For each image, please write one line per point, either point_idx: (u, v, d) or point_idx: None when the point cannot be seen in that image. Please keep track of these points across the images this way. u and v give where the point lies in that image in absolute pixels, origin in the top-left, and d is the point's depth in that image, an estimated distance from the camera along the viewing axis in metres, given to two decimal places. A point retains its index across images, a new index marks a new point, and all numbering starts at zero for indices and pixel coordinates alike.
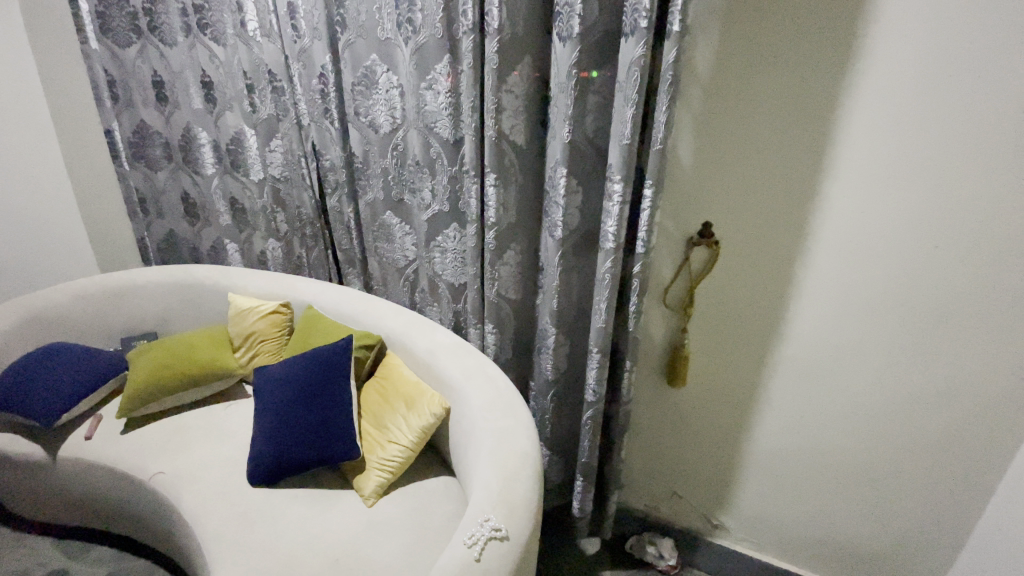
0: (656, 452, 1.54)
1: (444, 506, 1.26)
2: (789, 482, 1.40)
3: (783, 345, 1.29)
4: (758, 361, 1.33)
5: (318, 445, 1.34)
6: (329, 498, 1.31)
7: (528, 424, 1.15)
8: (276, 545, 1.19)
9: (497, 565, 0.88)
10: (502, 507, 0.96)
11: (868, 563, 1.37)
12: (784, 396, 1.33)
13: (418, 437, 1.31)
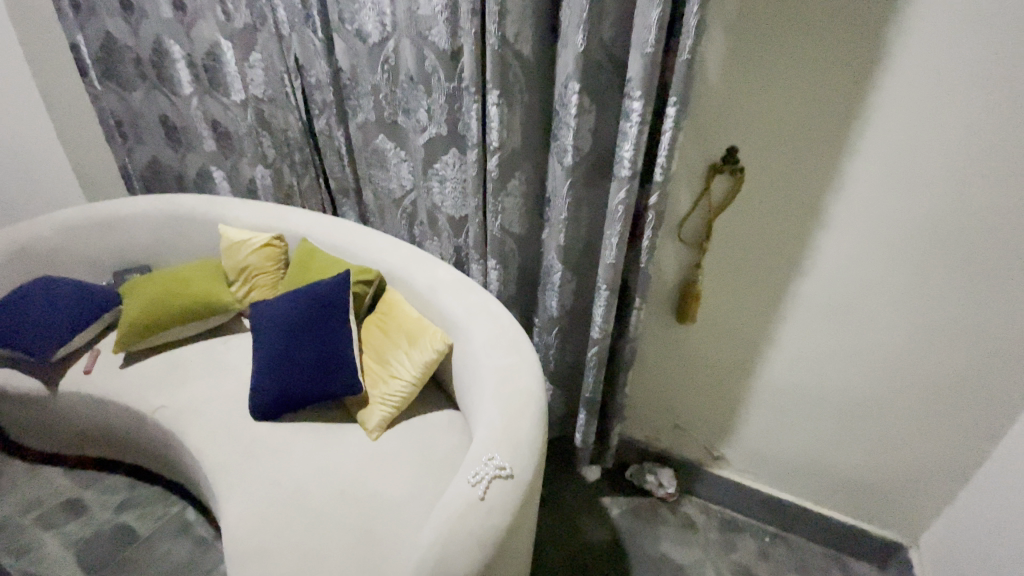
0: (660, 386, 1.53)
1: (449, 438, 1.25)
2: (794, 417, 1.39)
3: (802, 281, 1.22)
4: (773, 297, 1.27)
5: (319, 380, 1.31)
6: (332, 431, 1.31)
7: (533, 363, 1.12)
8: (281, 476, 1.19)
9: (502, 502, 0.87)
10: (507, 444, 0.94)
11: (866, 497, 1.38)
12: (797, 333, 1.29)
13: (421, 373, 1.28)
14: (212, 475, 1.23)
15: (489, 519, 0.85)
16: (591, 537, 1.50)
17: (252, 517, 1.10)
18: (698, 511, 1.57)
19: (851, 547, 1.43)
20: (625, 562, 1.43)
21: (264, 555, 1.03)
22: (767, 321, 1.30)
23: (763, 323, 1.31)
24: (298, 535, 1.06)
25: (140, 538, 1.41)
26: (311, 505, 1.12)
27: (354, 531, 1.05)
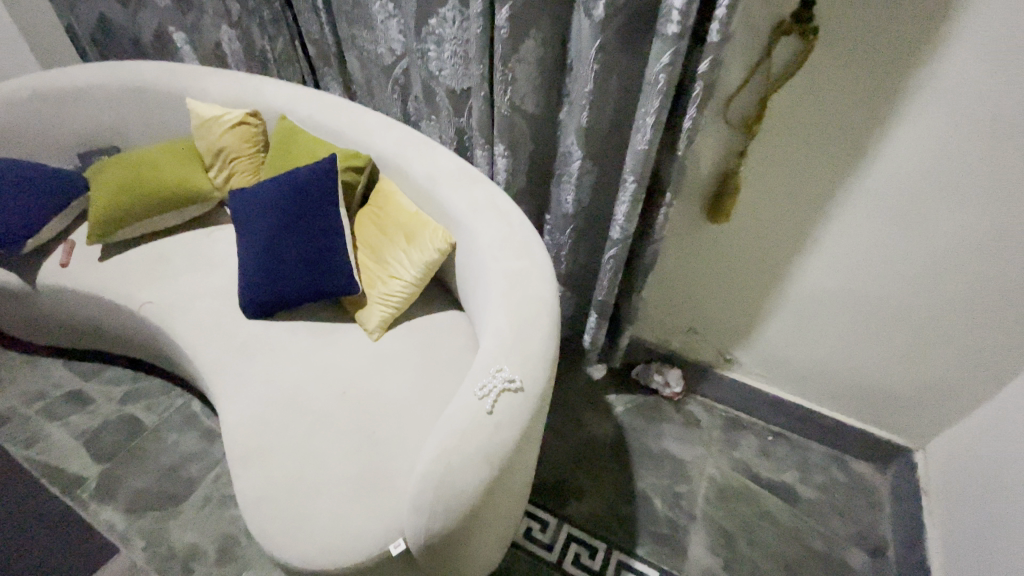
0: (678, 288, 1.42)
1: (452, 341, 1.17)
2: (819, 322, 1.30)
3: (863, 173, 1.05)
4: (824, 192, 1.10)
5: (311, 277, 1.20)
6: (328, 331, 1.22)
7: (545, 266, 0.99)
8: (276, 377, 1.13)
9: (511, 417, 0.80)
10: (516, 355, 0.85)
11: (880, 403, 1.34)
12: (844, 234, 1.14)
13: (422, 274, 1.17)
14: (206, 374, 1.18)
15: (499, 433, 0.78)
16: (593, 432, 1.49)
17: (249, 419, 1.06)
18: (702, 410, 1.55)
19: (853, 447, 1.43)
20: (627, 455, 1.44)
21: (265, 456, 0.99)
22: (811, 220, 1.15)
23: (806, 221, 1.16)
24: (299, 436, 1.01)
25: (149, 429, 1.42)
26: (310, 407, 1.06)
27: (355, 435, 1.01)
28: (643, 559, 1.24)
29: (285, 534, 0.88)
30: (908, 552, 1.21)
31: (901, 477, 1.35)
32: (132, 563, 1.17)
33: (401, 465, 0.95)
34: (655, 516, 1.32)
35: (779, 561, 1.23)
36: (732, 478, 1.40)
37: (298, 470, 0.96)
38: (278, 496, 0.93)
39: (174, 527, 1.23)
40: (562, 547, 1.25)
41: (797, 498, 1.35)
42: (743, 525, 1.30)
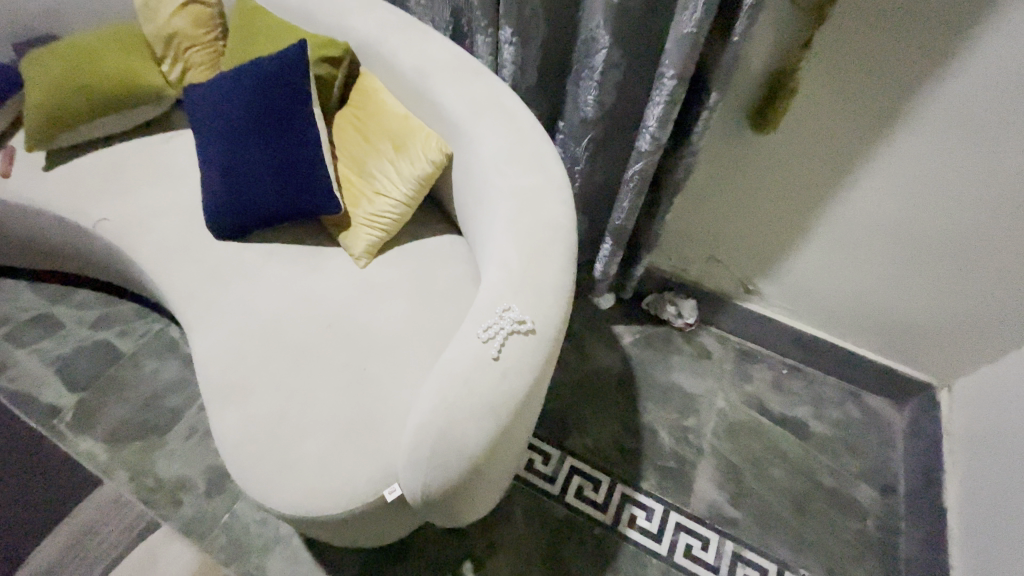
0: (704, 211, 1.26)
1: (450, 269, 1.03)
2: (861, 251, 1.16)
3: (951, 67, 0.86)
4: (896, 94, 0.92)
5: (286, 194, 1.03)
6: (308, 255, 1.07)
7: (561, 184, 0.83)
8: (252, 305, 1.00)
9: (522, 361, 0.68)
10: (527, 291, 0.72)
11: (910, 339, 1.25)
12: (911, 147, 0.97)
13: (415, 190, 1.00)
14: (174, 301, 1.06)
15: (509, 380, 0.67)
16: (599, 363, 1.40)
17: (224, 351, 0.94)
18: (716, 342, 1.46)
19: (872, 383, 1.36)
20: (634, 388, 1.36)
21: (243, 392, 0.88)
22: (874, 128, 0.97)
23: (868, 130, 0.98)
24: (280, 371, 0.90)
25: (125, 356, 1.33)
26: (292, 339, 0.94)
27: (343, 371, 0.89)
28: (647, 492, 1.20)
29: (269, 480, 0.80)
30: (920, 490, 1.18)
31: (919, 414, 1.29)
32: (119, 494, 1.13)
33: (395, 406, 0.85)
34: (661, 450, 1.26)
35: (787, 496, 1.20)
36: (742, 413, 1.33)
37: (280, 409, 0.86)
38: (260, 437, 0.83)
39: (160, 458, 1.18)
40: (565, 480, 1.21)
41: (809, 434, 1.30)
42: (751, 460, 1.25)
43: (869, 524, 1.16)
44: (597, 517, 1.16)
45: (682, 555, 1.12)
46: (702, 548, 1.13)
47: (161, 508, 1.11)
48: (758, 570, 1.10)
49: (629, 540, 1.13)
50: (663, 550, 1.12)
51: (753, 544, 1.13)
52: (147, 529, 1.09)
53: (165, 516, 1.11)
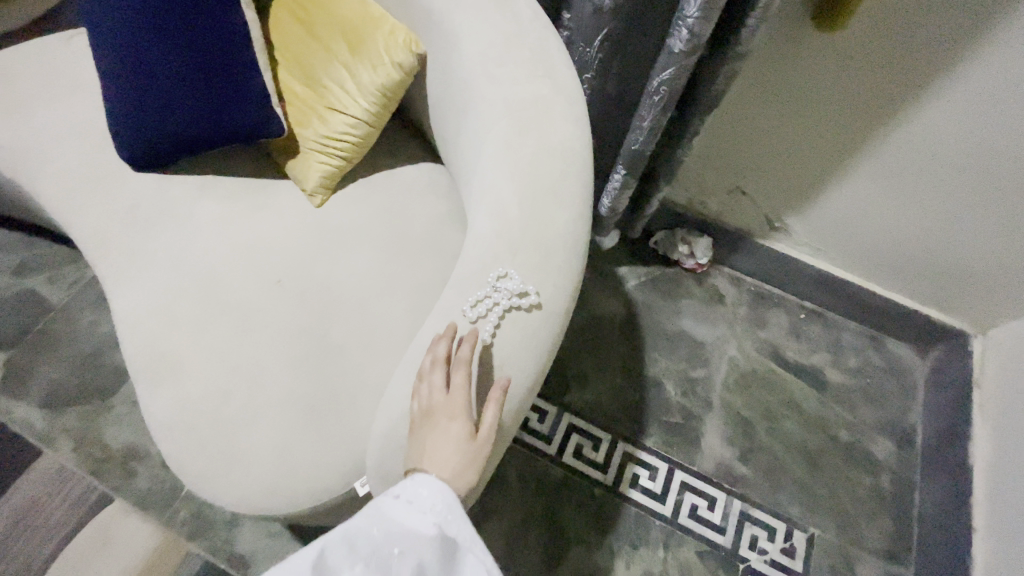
0: (737, 132, 1.05)
1: (429, 207, 0.83)
2: (916, 183, 0.98)
3: None
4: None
5: (211, 111, 0.79)
6: (250, 190, 0.86)
7: (572, 100, 0.67)
8: (183, 256, 0.80)
9: (533, 339, 0.58)
10: (535, 251, 0.60)
11: (952, 283, 1.10)
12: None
13: (379, 105, 0.78)
14: (87, 249, 0.85)
15: (516, 361, 0.57)
16: (600, 310, 1.26)
17: (150, 315, 0.76)
18: (729, 284, 1.31)
19: (896, 328, 1.24)
20: (638, 336, 1.23)
21: (176, 367, 0.72)
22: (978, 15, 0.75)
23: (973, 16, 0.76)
24: (220, 341, 0.73)
25: (56, 308, 1.14)
26: (233, 299, 0.76)
27: (298, 339, 0.73)
28: (651, 450, 1.11)
29: (214, 476, 0.66)
30: (941, 443, 1.10)
31: (945, 362, 1.19)
32: (63, 466, 1.00)
33: (366, 381, 0.70)
34: (666, 404, 1.16)
35: (798, 450, 1.12)
36: (755, 362, 1.22)
37: (223, 389, 0.70)
38: (198, 423, 0.69)
39: (108, 424, 1.04)
40: (563, 438, 1.11)
41: (825, 384, 1.20)
42: (763, 413, 1.16)
43: (883, 479, 1.10)
44: (597, 478, 1.08)
45: (687, 516, 1.05)
46: (708, 508, 1.06)
47: (112, 480, 0.99)
48: (766, 530, 1.04)
49: (631, 501, 1.06)
50: (667, 511, 1.05)
51: (761, 502, 1.07)
52: (98, 504, 0.97)
53: (117, 489, 0.99)
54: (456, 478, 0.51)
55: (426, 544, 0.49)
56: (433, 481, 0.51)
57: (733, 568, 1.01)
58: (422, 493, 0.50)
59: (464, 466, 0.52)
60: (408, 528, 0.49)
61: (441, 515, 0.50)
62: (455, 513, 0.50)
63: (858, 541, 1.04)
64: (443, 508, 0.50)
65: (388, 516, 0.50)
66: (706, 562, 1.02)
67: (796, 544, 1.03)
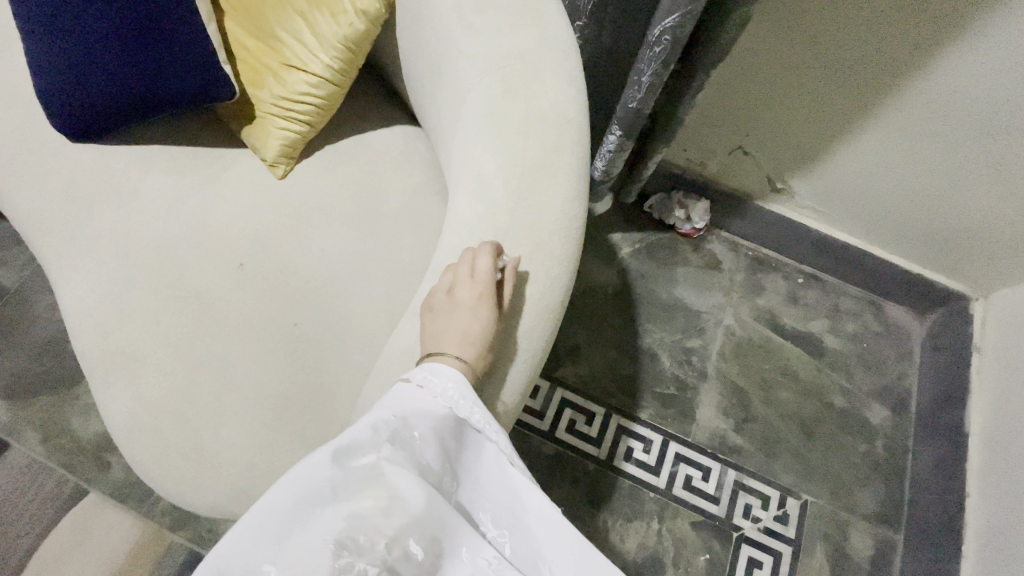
0: (742, 86, 0.96)
1: (406, 177, 0.75)
2: (933, 143, 0.90)
3: None
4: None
5: (145, 58, 0.67)
6: (204, 162, 0.77)
7: (564, 53, 0.58)
8: (132, 239, 0.72)
9: (522, 334, 0.53)
10: (524, 238, 0.53)
11: (958, 246, 1.05)
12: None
13: (343, 60, 0.68)
14: (24, 231, 0.75)
15: (506, 361, 0.52)
16: (593, 280, 1.20)
17: (98, 306, 0.69)
18: (726, 249, 1.25)
19: (895, 291, 1.20)
20: (633, 306, 1.18)
21: (132, 364, 0.66)
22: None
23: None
24: (179, 334, 0.67)
25: (9, 292, 1.05)
26: (192, 287, 0.70)
27: (268, 329, 0.68)
28: (645, 422, 1.09)
29: (185, 479, 0.62)
30: (938, 409, 1.09)
31: (943, 325, 1.16)
32: (31, 459, 0.95)
33: (343, 374, 0.66)
34: (661, 375, 1.13)
35: (793, 419, 1.11)
36: (752, 330, 1.18)
37: (184, 386, 0.65)
38: (161, 425, 0.64)
39: (75, 415, 0.98)
40: (556, 413, 1.08)
41: (822, 351, 1.17)
42: (759, 382, 1.14)
43: (877, 445, 1.10)
44: (591, 453, 1.06)
45: (681, 487, 1.04)
46: (702, 479, 1.05)
47: (85, 472, 0.95)
48: (760, 499, 1.04)
49: (626, 475, 1.04)
50: (662, 483, 1.04)
51: (756, 472, 1.06)
52: (72, 498, 0.93)
53: (91, 480, 0.95)
54: (478, 358, 0.49)
55: (447, 426, 0.47)
56: (450, 365, 0.48)
57: (727, 537, 1.01)
58: (438, 377, 0.48)
59: (481, 345, 0.49)
60: (428, 411, 0.47)
61: (459, 401, 0.47)
62: (473, 396, 0.48)
63: (850, 507, 1.05)
64: (457, 395, 0.47)
65: (405, 400, 0.48)
66: (700, 532, 1.02)
67: (789, 512, 1.04)
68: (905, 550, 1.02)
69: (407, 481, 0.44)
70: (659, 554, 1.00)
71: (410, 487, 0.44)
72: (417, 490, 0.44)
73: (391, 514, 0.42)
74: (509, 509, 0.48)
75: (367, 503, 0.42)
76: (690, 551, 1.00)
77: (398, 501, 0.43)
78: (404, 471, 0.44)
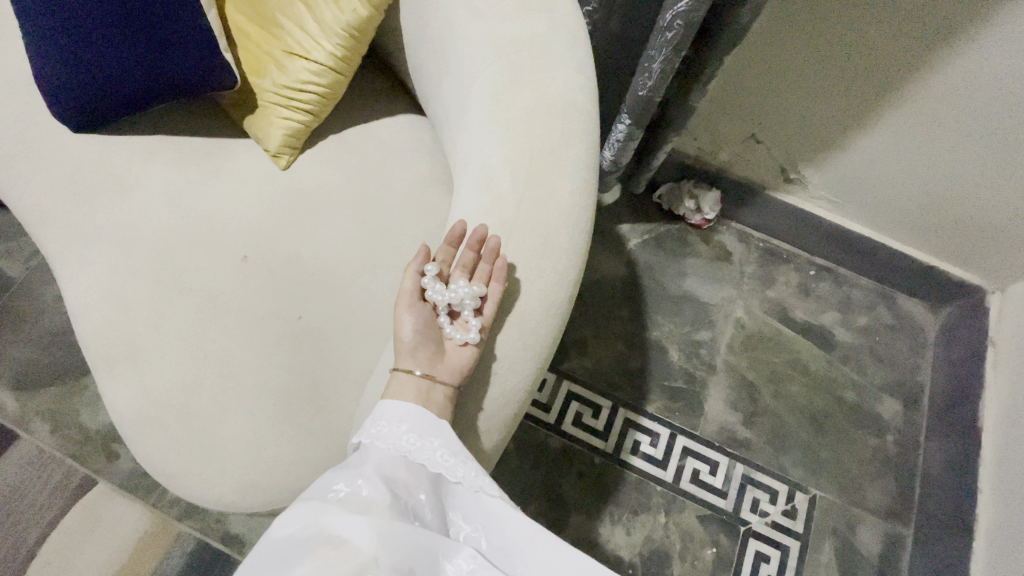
0: (755, 74, 0.93)
1: (411, 167, 0.74)
2: (952, 134, 0.88)
3: None
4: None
5: (140, 46, 0.65)
6: (206, 151, 0.76)
7: (574, 38, 0.56)
8: (134, 232, 0.71)
9: (527, 329, 0.52)
10: (531, 231, 0.52)
11: (976, 238, 1.02)
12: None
13: (345, 47, 0.66)
14: (28, 224, 0.75)
15: (513, 357, 0.51)
16: (601, 272, 1.19)
17: (102, 300, 0.68)
18: (737, 240, 1.23)
19: (910, 284, 1.18)
20: (640, 298, 1.16)
21: (136, 357, 0.66)
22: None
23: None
24: (182, 327, 0.67)
25: (16, 283, 1.05)
26: (194, 279, 0.69)
27: (273, 322, 0.67)
28: (653, 415, 1.08)
29: (191, 473, 0.62)
30: (952, 404, 1.07)
31: (958, 318, 1.14)
32: (41, 449, 0.96)
33: (348, 367, 0.65)
34: (669, 368, 1.11)
35: (804, 414, 1.09)
36: (762, 323, 1.16)
37: (188, 379, 0.65)
38: (166, 418, 0.64)
39: (83, 406, 0.99)
40: (562, 406, 1.08)
41: (833, 344, 1.16)
42: (769, 375, 1.12)
43: (887, 439, 1.09)
44: (597, 446, 1.05)
45: (689, 481, 1.03)
46: (710, 473, 1.04)
47: (95, 462, 0.95)
48: (768, 493, 1.03)
49: (632, 468, 1.04)
50: (668, 477, 1.03)
51: (765, 466, 1.05)
52: (81, 487, 0.94)
53: (100, 471, 0.95)
54: (436, 370, 0.51)
55: (385, 460, 0.47)
56: (408, 401, 0.50)
57: (735, 531, 1.01)
58: (368, 422, 0.50)
59: (432, 358, 0.51)
60: (363, 456, 0.48)
61: (386, 432, 0.49)
62: (402, 415, 0.49)
63: (860, 502, 1.04)
64: (393, 430, 0.48)
65: (342, 463, 0.49)
66: (707, 526, 1.01)
67: (797, 506, 1.03)
68: (914, 544, 1.01)
69: (350, 528, 0.43)
70: (666, 547, 0.99)
71: (358, 527, 0.43)
72: (365, 528, 0.43)
73: (346, 558, 0.42)
74: (473, 506, 0.48)
75: (318, 556, 0.42)
76: (697, 545, 1.00)
77: (348, 543, 0.42)
78: (346, 518, 0.44)
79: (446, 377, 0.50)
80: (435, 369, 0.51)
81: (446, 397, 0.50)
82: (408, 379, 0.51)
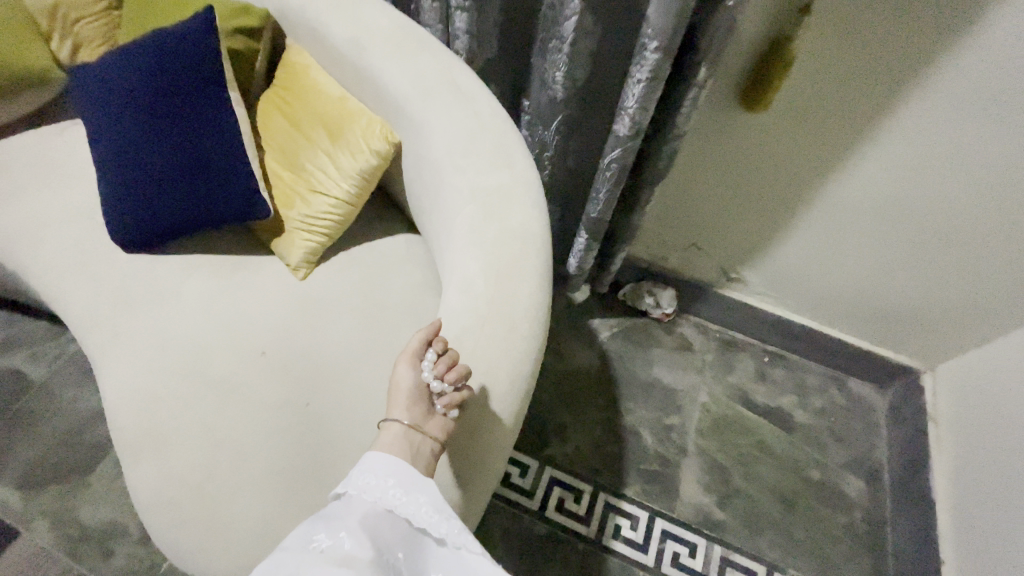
0: (686, 197, 1.16)
1: (406, 275, 0.90)
2: (845, 239, 1.09)
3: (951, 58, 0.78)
4: (913, 53, 0.80)
5: (201, 192, 0.85)
6: (236, 266, 0.91)
7: (530, 182, 0.75)
8: (170, 335, 0.84)
9: (499, 405, 0.63)
10: (500, 325, 0.66)
11: (895, 324, 1.19)
12: (923, 122, 0.86)
13: (357, 186, 0.85)
14: (78, 329, 0.87)
15: (488, 426, 0.63)
16: (576, 362, 1.31)
17: (136, 394, 0.79)
18: (697, 332, 1.38)
19: (855, 367, 1.31)
20: (613, 386, 1.27)
21: (160, 444, 0.75)
22: (880, 97, 0.86)
23: (875, 99, 0.87)
24: (204, 415, 0.77)
25: (39, 385, 1.14)
26: (216, 374, 0.80)
27: (283, 411, 0.77)
28: (632, 500, 1.13)
29: (201, 550, 0.69)
30: (907, 478, 1.15)
31: (902, 397, 1.26)
32: (41, 548, 0.99)
33: (348, 448, 0.74)
34: (644, 452, 1.19)
35: (774, 494, 1.16)
36: (726, 407, 1.27)
37: (206, 462, 0.73)
38: (182, 499, 0.72)
39: (83, 503, 1.03)
40: (544, 492, 1.13)
41: (794, 426, 1.25)
42: (737, 456, 1.20)
43: (856, 517, 1.14)
44: (580, 532, 1.09)
45: (670, 564, 1.07)
46: (690, 555, 1.08)
47: (91, 560, 0.98)
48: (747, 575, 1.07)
49: (615, 553, 1.07)
50: (650, 561, 1.07)
51: (742, 547, 1.09)
52: None
53: (94, 569, 0.97)
54: (424, 430, 0.61)
55: (370, 511, 0.55)
56: (398, 456, 0.59)
57: None
58: (357, 476, 0.59)
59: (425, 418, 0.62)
60: (350, 508, 0.56)
61: (374, 486, 0.57)
62: (391, 469, 0.58)
63: None
64: (381, 482, 0.57)
65: (329, 515, 0.56)
66: None
67: None
68: None
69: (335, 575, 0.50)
70: None
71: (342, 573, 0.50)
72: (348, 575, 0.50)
73: None
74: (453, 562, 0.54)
75: None
76: None
77: None
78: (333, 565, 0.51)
79: (434, 431, 0.62)
80: (424, 425, 0.62)
81: (432, 450, 0.61)
82: (398, 429, 0.61)
